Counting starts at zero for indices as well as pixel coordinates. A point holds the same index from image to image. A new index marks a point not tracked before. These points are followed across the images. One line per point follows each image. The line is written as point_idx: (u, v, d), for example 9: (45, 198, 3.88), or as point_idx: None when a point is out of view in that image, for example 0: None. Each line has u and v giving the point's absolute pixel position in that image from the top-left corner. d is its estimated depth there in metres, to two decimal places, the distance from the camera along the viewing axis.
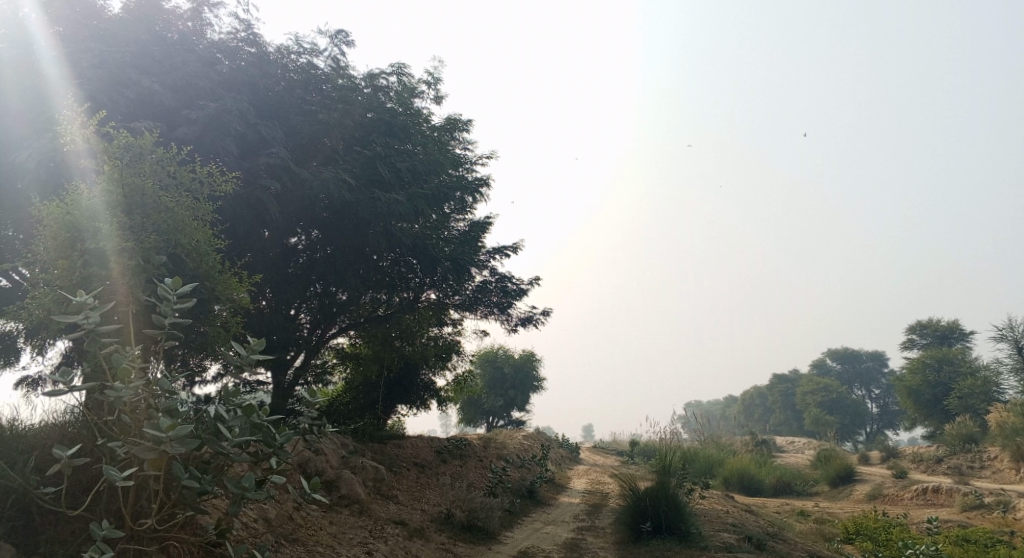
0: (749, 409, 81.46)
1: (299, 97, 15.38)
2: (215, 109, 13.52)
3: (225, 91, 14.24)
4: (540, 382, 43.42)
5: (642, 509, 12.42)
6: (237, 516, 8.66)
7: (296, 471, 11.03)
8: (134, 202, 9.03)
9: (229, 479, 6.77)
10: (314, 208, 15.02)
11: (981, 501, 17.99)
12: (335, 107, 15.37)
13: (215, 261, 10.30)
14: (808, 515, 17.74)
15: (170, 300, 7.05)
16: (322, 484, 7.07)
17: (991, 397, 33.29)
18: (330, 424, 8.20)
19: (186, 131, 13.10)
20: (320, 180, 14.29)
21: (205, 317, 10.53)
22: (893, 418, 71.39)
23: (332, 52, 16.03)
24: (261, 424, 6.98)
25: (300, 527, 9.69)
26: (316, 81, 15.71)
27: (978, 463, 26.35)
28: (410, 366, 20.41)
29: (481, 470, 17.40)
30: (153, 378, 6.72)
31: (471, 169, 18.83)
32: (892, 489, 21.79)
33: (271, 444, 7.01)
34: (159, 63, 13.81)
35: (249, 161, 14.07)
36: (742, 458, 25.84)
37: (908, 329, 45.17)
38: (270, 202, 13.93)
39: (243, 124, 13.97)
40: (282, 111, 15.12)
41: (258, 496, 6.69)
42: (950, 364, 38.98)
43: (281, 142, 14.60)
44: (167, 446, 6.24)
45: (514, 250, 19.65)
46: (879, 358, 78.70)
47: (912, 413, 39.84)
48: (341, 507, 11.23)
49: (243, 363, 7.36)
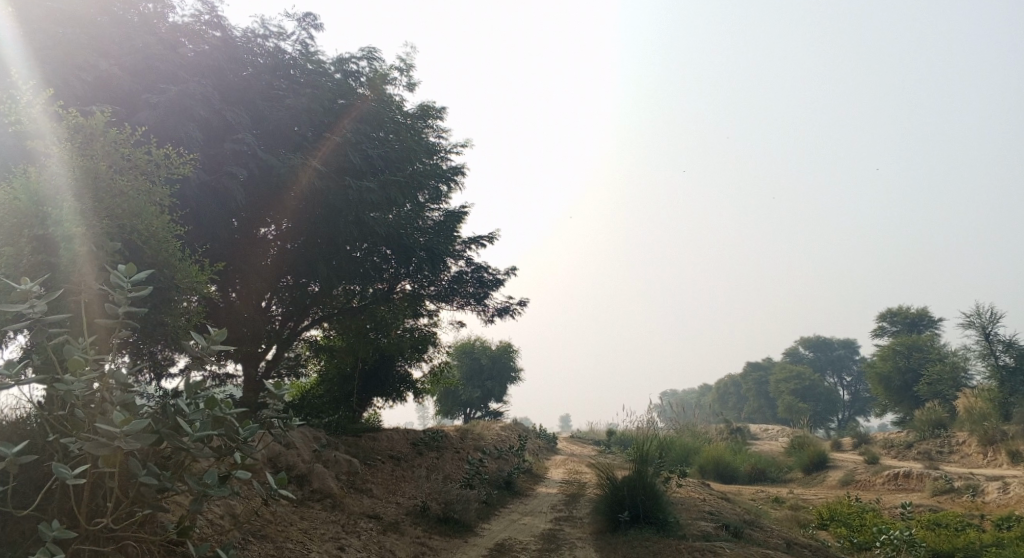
0: (724, 398, 82.26)
1: (267, 83, 15.11)
2: (177, 92, 13.20)
3: (188, 75, 13.92)
4: (516, 373, 43.36)
5: (620, 500, 12.40)
6: (202, 513, 8.46)
7: (264, 466, 10.81)
8: (87, 185, 8.94)
9: (190, 476, 6.56)
10: (284, 197, 14.72)
11: (951, 485, 18.28)
12: (303, 92, 15.16)
13: (177, 248, 10.05)
14: (782, 501, 17.88)
15: (125, 287, 6.70)
16: (288, 479, 6.89)
17: (959, 383, 33.89)
18: (298, 418, 7.99)
19: (148, 115, 12.74)
20: (290, 167, 14.09)
21: (169, 308, 10.17)
22: (864, 405, 72.49)
23: (299, 35, 15.69)
24: (223, 418, 6.78)
25: (268, 523, 9.52)
26: (283, 65, 15.50)
27: (947, 447, 26.81)
28: (385, 358, 20.23)
29: (458, 462, 17.28)
30: (108, 371, 6.47)
31: (446, 158, 18.65)
32: (864, 474, 22.08)
33: (234, 439, 6.81)
34: (119, 46, 13.40)
35: (215, 148, 13.76)
36: (718, 446, 26.03)
37: (879, 316, 45.83)
38: (237, 190, 13.63)
39: (208, 109, 13.66)
40: (249, 97, 14.78)
41: (222, 494, 6.50)
42: (920, 350, 39.61)
43: (248, 129, 14.29)
44: (122, 442, 6.02)
45: (490, 239, 19.52)
46: (851, 346, 79.83)
47: (882, 400, 40.46)
48: (314, 502, 11.09)
49: (202, 355, 7.10)
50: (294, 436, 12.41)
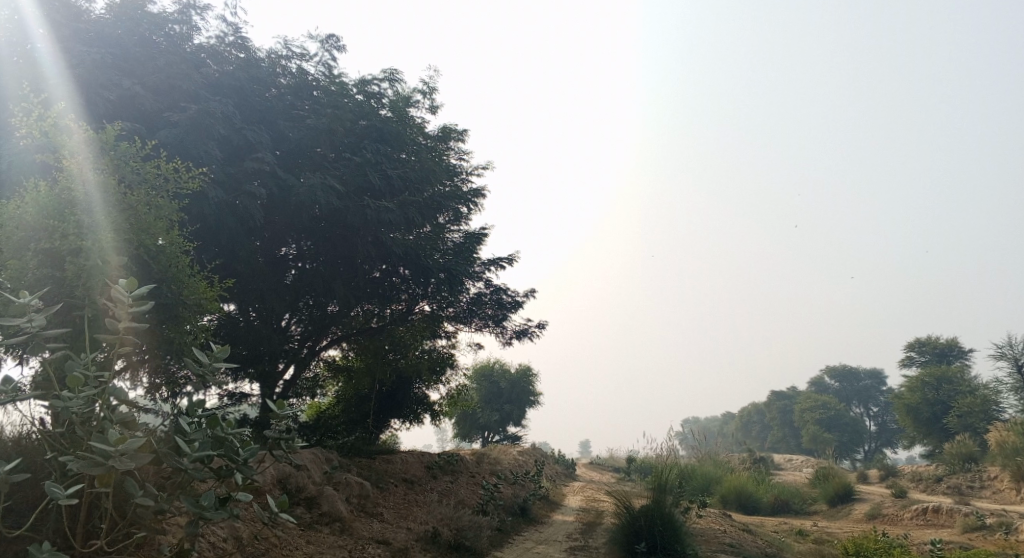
0: (747, 427, 81.05)
1: (288, 103, 15.29)
2: (198, 110, 13.34)
3: (209, 95, 14.08)
4: (536, 396, 43.08)
5: (637, 530, 12.15)
6: (204, 535, 8.34)
7: (269, 489, 10.72)
8: (94, 199, 8.92)
9: (187, 497, 6.46)
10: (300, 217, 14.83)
11: (982, 523, 17.71)
12: (323, 111, 15.27)
13: (186, 264, 9.97)
14: (806, 534, 17.43)
15: (127, 302, 6.66)
16: (289, 502, 6.76)
17: (990, 416, 33.03)
18: (303, 439, 7.88)
19: (167, 133, 12.89)
20: (308, 186, 13.99)
21: (179, 321, 9.99)
22: (891, 436, 70.99)
23: (323, 57, 15.87)
24: (223, 438, 6.73)
25: (273, 546, 9.43)
26: (306, 87, 15.64)
27: (978, 483, 26.06)
28: (402, 379, 20.17)
29: (473, 487, 17.09)
30: (107, 387, 6.41)
31: (467, 180, 18.68)
32: (892, 508, 21.48)
33: (234, 460, 6.74)
34: (142, 66, 13.61)
35: (234, 167, 13.87)
36: (740, 475, 25.55)
37: (906, 346, 44.98)
38: (255, 209, 13.73)
39: (228, 128, 13.81)
40: (270, 116, 14.95)
41: (219, 516, 6.39)
42: (949, 382, 38.72)
43: (267, 148, 14.43)
44: (116, 461, 5.91)
45: (509, 261, 19.46)
46: (877, 376, 78.41)
47: (910, 432, 39.54)
48: (322, 526, 10.98)
49: (203, 373, 7.04)
50: (305, 458, 12.38)
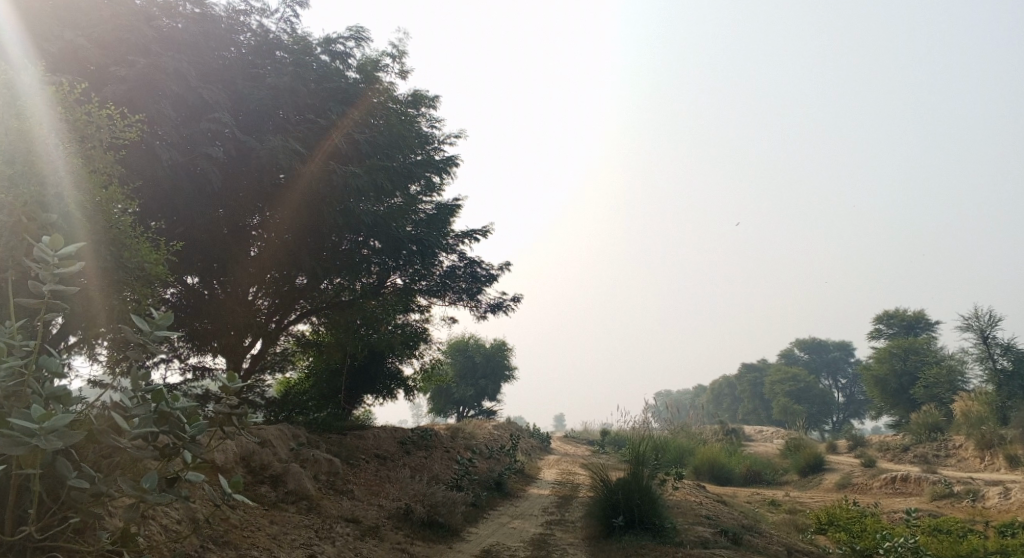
0: (719, 400, 82.11)
1: (249, 62, 14.83)
2: (147, 65, 12.73)
3: (161, 49, 13.40)
4: (511, 371, 43.07)
5: (615, 504, 12.05)
6: (154, 519, 7.95)
7: (230, 469, 10.45)
8: (18, 148, 8.00)
9: (126, 479, 6.14)
10: (263, 183, 14.36)
11: (950, 490, 17.98)
12: (285, 72, 14.84)
13: (129, 225, 9.78)
14: (779, 505, 17.56)
15: (50, 263, 6.16)
16: (240, 483, 6.37)
17: (956, 386, 33.66)
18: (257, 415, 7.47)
19: (114, 89, 12.29)
20: (270, 149, 13.63)
21: (120, 286, 9.81)
22: (859, 407, 72.34)
23: (284, 14, 15.28)
24: (167, 414, 6.37)
25: (232, 528, 9.12)
26: (269, 46, 15.18)
27: (943, 451, 26.54)
28: (375, 354, 19.84)
29: (447, 462, 16.93)
30: (34, 355, 6.01)
31: (439, 149, 18.29)
32: (861, 477, 21.78)
33: (181, 438, 6.43)
34: (88, 16, 12.84)
35: (191, 128, 13.33)
36: (713, 447, 25.74)
37: (875, 319, 45.64)
38: (214, 172, 13.27)
39: (183, 86, 13.24)
40: (230, 76, 14.37)
41: (161, 500, 6.06)
42: (916, 353, 39.35)
43: (226, 108, 13.89)
44: (39, 441, 5.54)
45: (483, 233, 19.16)
46: (846, 348, 79.76)
47: (878, 402, 40.18)
48: (288, 505, 10.72)
49: (144, 341, 6.61)
50: (270, 434, 12.09)
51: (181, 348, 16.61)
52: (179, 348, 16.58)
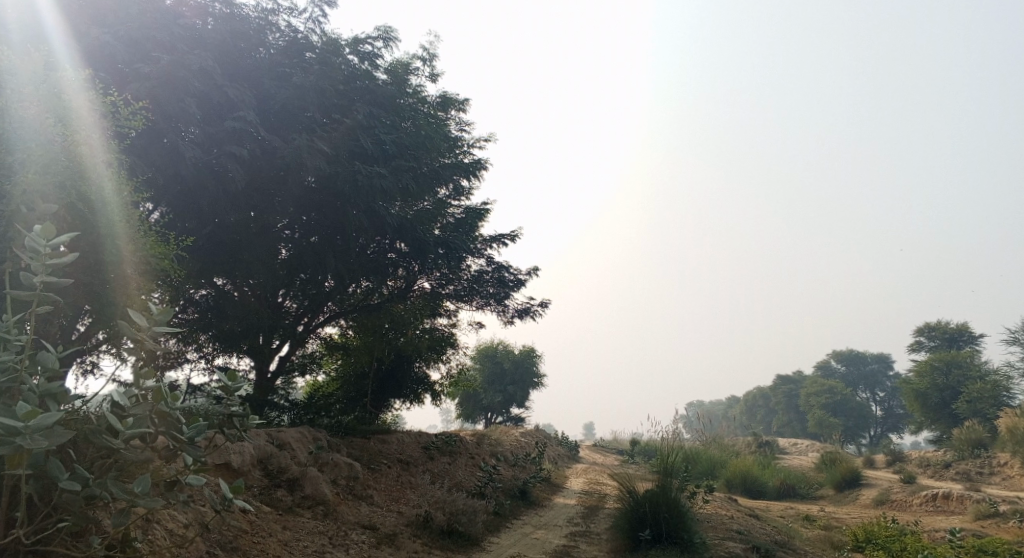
0: (752, 411, 80.83)
1: (276, 62, 14.86)
2: (170, 62, 12.79)
3: (187, 48, 13.47)
4: (540, 378, 42.82)
5: (642, 516, 11.77)
6: (159, 522, 7.89)
7: (243, 473, 10.45)
8: (28, 138, 8.13)
9: (119, 483, 6.16)
10: (289, 185, 14.39)
11: (995, 510, 17.32)
12: (312, 72, 14.86)
13: (135, 222, 9.81)
14: (813, 520, 17.09)
15: (43, 255, 6.13)
16: (241, 489, 6.51)
17: (1000, 402, 32.58)
18: (256, 418, 7.45)
19: (140, 86, 12.44)
20: (295, 148, 13.70)
21: (124, 281, 9.77)
22: (898, 421, 70.60)
23: (313, 13, 15.33)
24: (165, 413, 6.55)
25: (243, 533, 9.07)
26: (298, 46, 15.22)
27: (987, 469, 25.64)
28: (402, 359, 19.80)
29: (471, 469, 16.77)
30: (29, 350, 6.01)
31: (468, 152, 18.19)
32: (900, 494, 21.12)
33: (177, 439, 6.50)
34: (115, 13, 12.97)
35: (216, 127, 13.46)
36: (745, 459, 25.22)
37: (916, 331, 44.50)
38: (236, 172, 13.32)
39: (208, 85, 13.33)
40: (256, 75, 14.48)
41: (152, 504, 6.15)
42: (959, 366, 38.19)
43: (252, 107, 13.95)
44: (25, 440, 5.51)
45: (512, 238, 19.01)
46: (885, 360, 78.02)
47: (918, 417, 39.05)
48: (304, 510, 10.67)
49: (141, 336, 6.63)
50: (290, 437, 12.05)
51: (207, 349, 16.70)
52: (205, 349, 16.68)
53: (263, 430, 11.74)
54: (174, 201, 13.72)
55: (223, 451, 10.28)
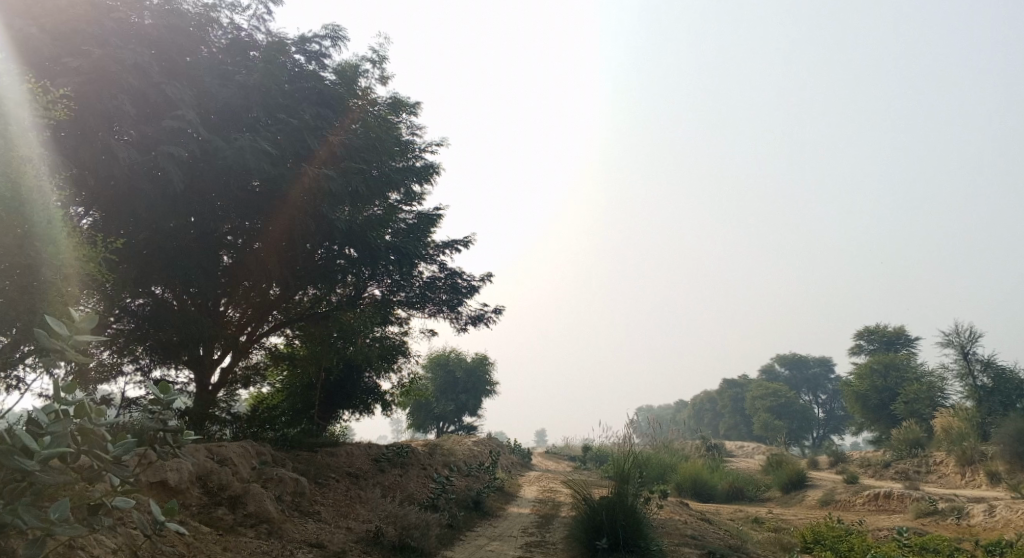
0: (700, 416, 82.10)
1: (217, 61, 14.44)
2: (101, 56, 12.24)
3: (121, 41, 12.94)
4: (492, 386, 42.67)
5: (598, 525, 11.69)
6: (85, 547, 7.46)
7: (178, 492, 10.03)
8: None
9: (37, 509, 5.85)
10: (232, 188, 13.98)
11: (935, 507, 17.82)
12: (256, 70, 14.47)
13: (57, 222, 9.11)
14: (763, 522, 17.33)
15: None
16: (174, 509, 6.27)
17: (936, 402, 33.70)
18: (188, 432, 7.17)
19: (68, 82, 11.87)
20: (237, 148, 13.26)
21: (40, 285, 9.10)
22: (839, 423, 72.56)
23: (257, 11, 14.97)
24: (88, 431, 6.22)
25: (178, 555, 8.66)
26: (242, 44, 14.81)
27: (924, 468, 26.43)
28: (351, 369, 19.42)
29: (423, 480, 16.50)
30: None
31: (419, 156, 17.98)
32: (844, 495, 21.59)
33: (102, 458, 6.24)
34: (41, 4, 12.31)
35: (152, 126, 12.99)
36: (695, 463, 25.49)
37: (856, 335, 45.82)
38: (174, 172, 12.86)
39: (144, 82, 12.84)
40: (197, 73, 14.03)
41: (71, 532, 5.85)
42: (896, 368, 39.42)
43: (191, 105, 13.49)
44: None
45: (465, 244, 18.84)
46: (825, 363, 80.20)
47: (859, 418, 40.13)
48: (246, 529, 10.27)
49: (60, 347, 6.35)
50: (232, 452, 11.62)
51: (144, 360, 16.09)
52: (142, 360, 16.08)
53: (203, 445, 11.30)
54: (108, 204, 13.18)
55: (159, 468, 9.92)
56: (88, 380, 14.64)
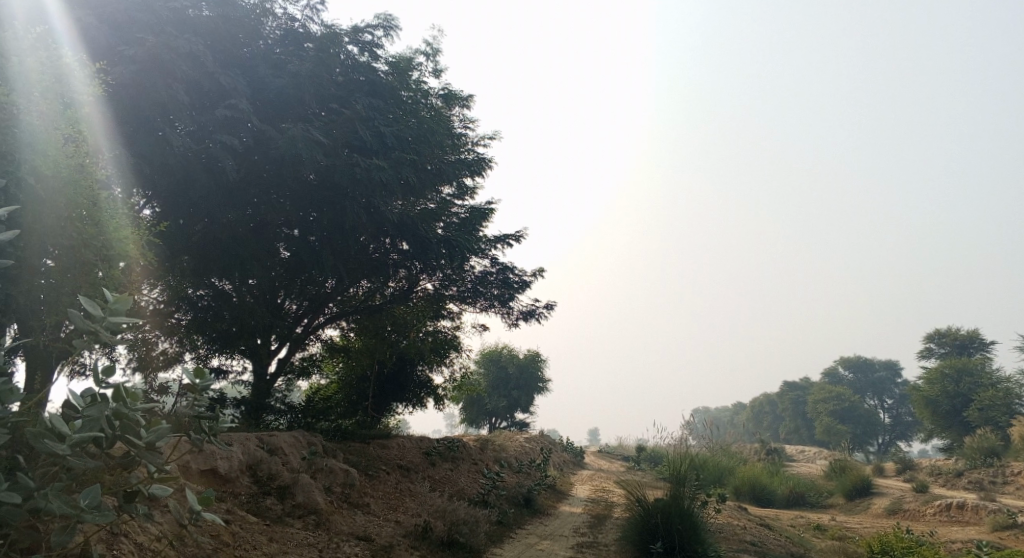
0: (758, 418, 80.33)
1: (272, 53, 14.63)
2: (156, 43, 12.50)
3: (177, 32, 13.20)
4: (545, 383, 42.52)
5: (653, 528, 11.40)
6: (128, 534, 7.58)
7: (227, 479, 10.19)
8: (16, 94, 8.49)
9: (68, 495, 5.93)
10: (285, 178, 14.14)
11: (1013, 521, 16.87)
12: (309, 60, 14.56)
13: (95, 198, 9.07)
14: (825, 530, 16.72)
15: None
16: (208, 497, 6.24)
17: (1013, 410, 32.07)
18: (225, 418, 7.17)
19: (124, 70, 12.14)
20: (289, 137, 13.43)
21: (83, 262, 8.86)
22: (907, 429, 69.90)
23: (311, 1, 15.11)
24: (123, 415, 6.27)
25: (223, 546, 8.73)
26: (297, 35, 14.95)
27: (1000, 478, 25.16)
28: (405, 362, 19.51)
29: (474, 475, 16.43)
30: None
31: (471, 150, 17.91)
32: (913, 504, 20.67)
33: (136, 444, 6.28)
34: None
35: (207, 114, 13.26)
36: (754, 467, 24.82)
37: (926, 337, 44.03)
38: (227, 160, 13.06)
39: (200, 72, 13.11)
40: (251, 65, 14.23)
41: (101, 518, 5.90)
42: (969, 374, 37.67)
43: (245, 95, 13.68)
44: None
45: (518, 238, 18.71)
46: (893, 367, 77.39)
47: (929, 424, 38.46)
48: (294, 520, 10.33)
49: (94, 327, 6.38)
50: (282, 442, 11.78)
51: (202, 350, 16.46)
52: (200, 350, 16.45)
53: (254, 435, 11.46)
54: (165, 194, 13.51)
55: (209, 456, 10.11)
56: (149, 368, 15.05)
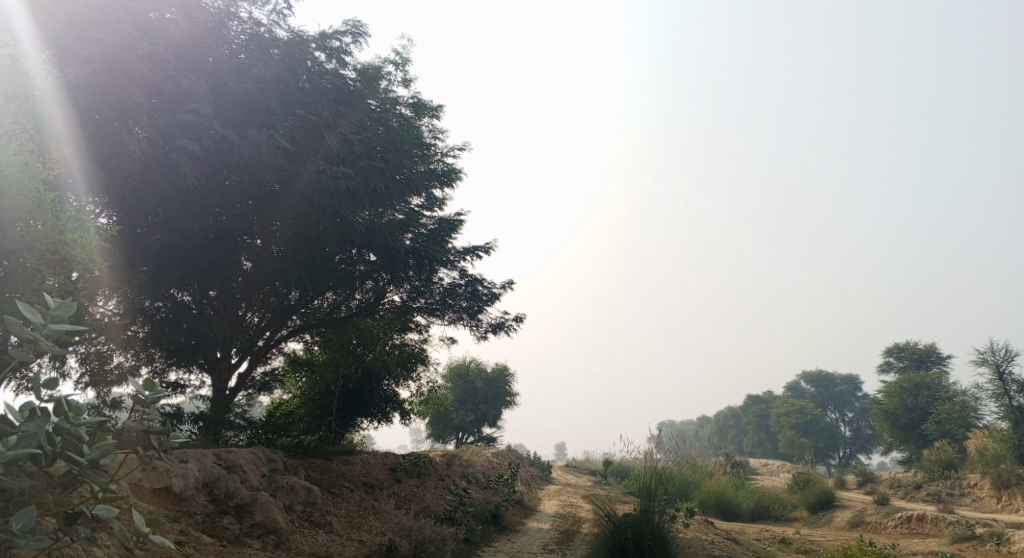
0: (723, 432, 80.97)
1: (236, 58, 14.38)
2: (114, 43, 12.16)
3: (137, 33, 12.87)
4: (513, 397, 42.32)
5: (621, 544, 11.30)
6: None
7: (181, 497, 9.86)
8: None
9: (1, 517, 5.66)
10: (248, 187, 13.87)
11: (972, 533, 17.15)
12: (275, 66, 14.34)
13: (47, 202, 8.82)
14: (789, 543, 16.79)
15: None
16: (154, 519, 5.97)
17: (969, 423, 32.74)
18: (176, 433, 6.89)
19: (80, 71, 11.77)
20: (252, 144, 13.14)
21: (29, 268, 8.58)
22: (867, 442, 71.03)
23: (278, 7, 14.92)
24: (65, 430, 5.99)
25: None
26: (263, 41, 14.73)
27: (958, 490, 25.63)
28: (370, 376, 19.22)
29: (440, 492, 16.19)
30: None
31: (440, 160, 17.79)
32: (875, 516, 20.91)
33: (78, 462, 6.01)
34: None
35: (166, 119, 12.92)
36: (719, 481, 24.92)
37: (885, 351, 44.84)
38: (186, 166, 12.72)
39: (160, 76, 12.81)
40: (214, 69, 13.94)
41: (36, 543, 5.63)
42: (927, 387, 38.42)
43: (207, 99, 13.37)
44: None
45: (487, 250, 18.61)
46: (854, 381, 78.69)
47: (888, 437, 39.08)
48: (252, 540, 10.01)
49: (34, 336, 6.09)
50: (241, 459, 11.48)
51: (160, 363, 16.01)
52: (158, 363, 16.00)
53: (212, 451, 11.13)
54: (123, 202, 13.13)
55: (163, 473, 9.80)
56: (104, 382, 14.60)
